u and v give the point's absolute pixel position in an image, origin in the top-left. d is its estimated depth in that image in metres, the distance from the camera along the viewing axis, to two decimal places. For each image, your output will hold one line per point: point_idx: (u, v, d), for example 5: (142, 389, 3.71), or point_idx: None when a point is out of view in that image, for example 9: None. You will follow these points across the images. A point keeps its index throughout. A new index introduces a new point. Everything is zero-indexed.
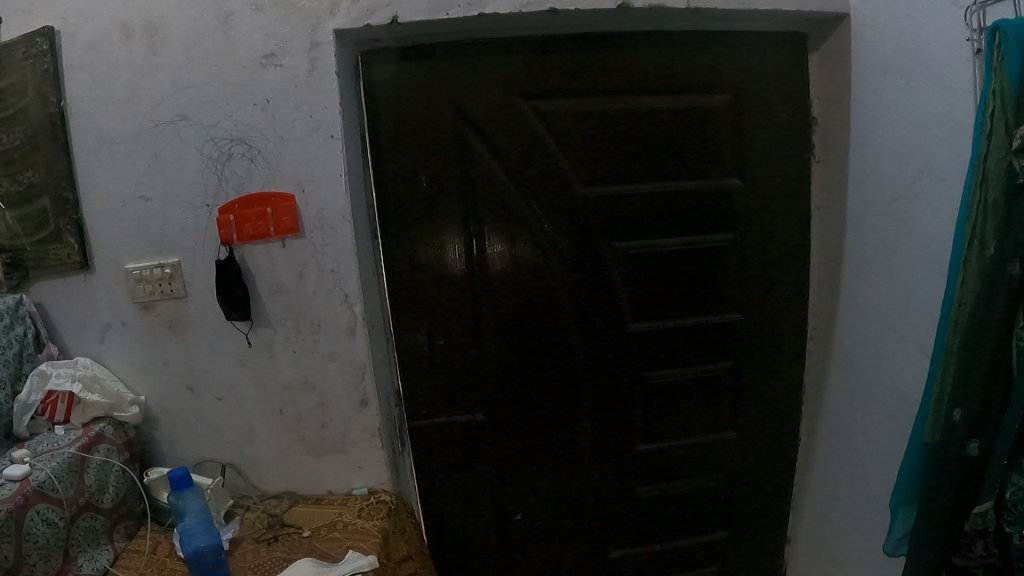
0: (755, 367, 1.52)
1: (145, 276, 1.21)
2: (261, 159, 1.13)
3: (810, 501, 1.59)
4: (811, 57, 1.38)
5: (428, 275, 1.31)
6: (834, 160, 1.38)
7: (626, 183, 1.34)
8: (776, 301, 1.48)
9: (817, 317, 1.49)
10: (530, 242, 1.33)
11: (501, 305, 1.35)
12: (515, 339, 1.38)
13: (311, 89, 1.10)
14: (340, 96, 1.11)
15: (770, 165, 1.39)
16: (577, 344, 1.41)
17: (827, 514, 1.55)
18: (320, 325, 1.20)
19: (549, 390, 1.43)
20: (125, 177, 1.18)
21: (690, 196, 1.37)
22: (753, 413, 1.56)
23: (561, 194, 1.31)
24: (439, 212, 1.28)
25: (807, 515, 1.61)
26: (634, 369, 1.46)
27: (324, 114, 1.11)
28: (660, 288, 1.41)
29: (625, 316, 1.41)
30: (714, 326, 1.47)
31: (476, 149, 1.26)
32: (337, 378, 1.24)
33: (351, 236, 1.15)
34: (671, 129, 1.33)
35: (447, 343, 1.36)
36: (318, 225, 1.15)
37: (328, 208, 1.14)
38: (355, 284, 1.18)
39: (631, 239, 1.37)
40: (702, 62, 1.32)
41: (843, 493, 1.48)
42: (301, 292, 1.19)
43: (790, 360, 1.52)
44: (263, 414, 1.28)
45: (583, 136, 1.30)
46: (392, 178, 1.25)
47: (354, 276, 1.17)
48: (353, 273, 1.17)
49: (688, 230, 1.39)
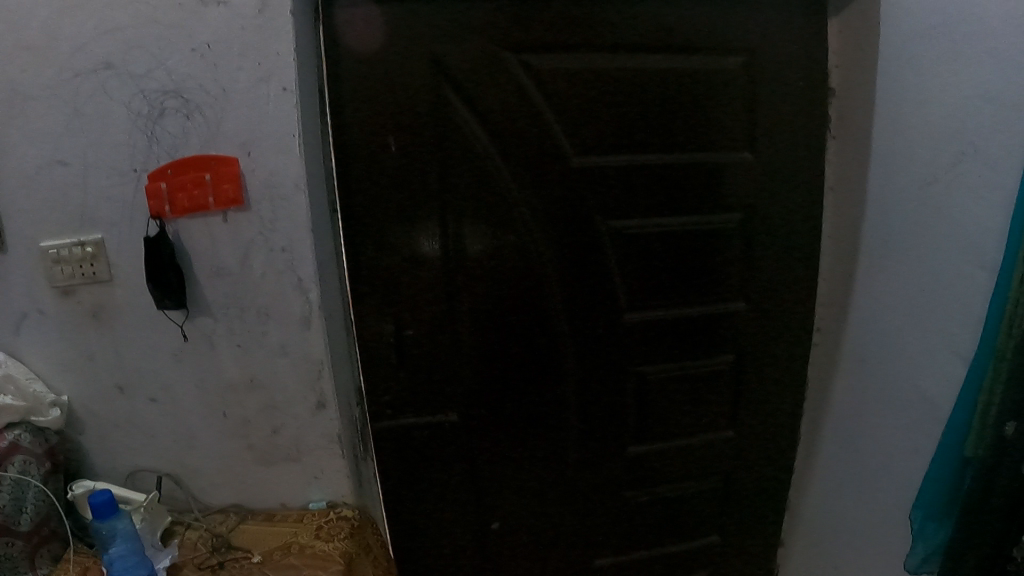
0: (758, 363, 1.32)
1: (63, 256, 1.02)
2: (199, 117, 0.92)
3: (803, 510, 1.44)
4: (829, 22, 1.18)
5: (393, 256, 1.11)
6: (852, 138, 1.18)
7: (625, 155, 1.12)
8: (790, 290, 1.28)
9: (827, 309, 1.30)
10: (511, 219, 1.12)
11: (473, 290, 1.14)
12: (493, 330, 1.17)
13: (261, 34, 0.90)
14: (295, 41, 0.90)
15: (787, 138, 1.19)
16: (566, 338, 1.20)
17: (824, 526, 1.38)
18: (269, 314, 1.02)
19: (533, 392, 1.22)
20: (35, 135, 0.96)
21: (688, 171, 1.15)
22: (756, 414, 1.37)
23: (548, 163, 1.10)
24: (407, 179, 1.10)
25: (800, 523, 1.45)
26: (631, 370, 1.25)
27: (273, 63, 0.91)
28: (658, 275, 1.19)
29: (619, 303, 1.20)
30: (720, 318, 1.26)
31: (450, 107, 1.05)
32: (292, 377, 1.05)
33: (307, 210, 0.96)
34: (680, 94, 1.12)
35: (413, 336, 1.15)
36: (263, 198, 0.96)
37: (280, 174, 0.95)
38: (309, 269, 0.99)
39: (628, 217, 1.15)
40: (724, 15, 1.10)
41: (846, 507, 1.31)
42: (247, 275, 0.99)
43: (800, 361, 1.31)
44: (203, 418, 1.10)
45: (577, 97, 1.08)
46: (346, 135, 1.04)
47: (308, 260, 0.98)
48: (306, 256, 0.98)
49: (688, 208, 1.17)
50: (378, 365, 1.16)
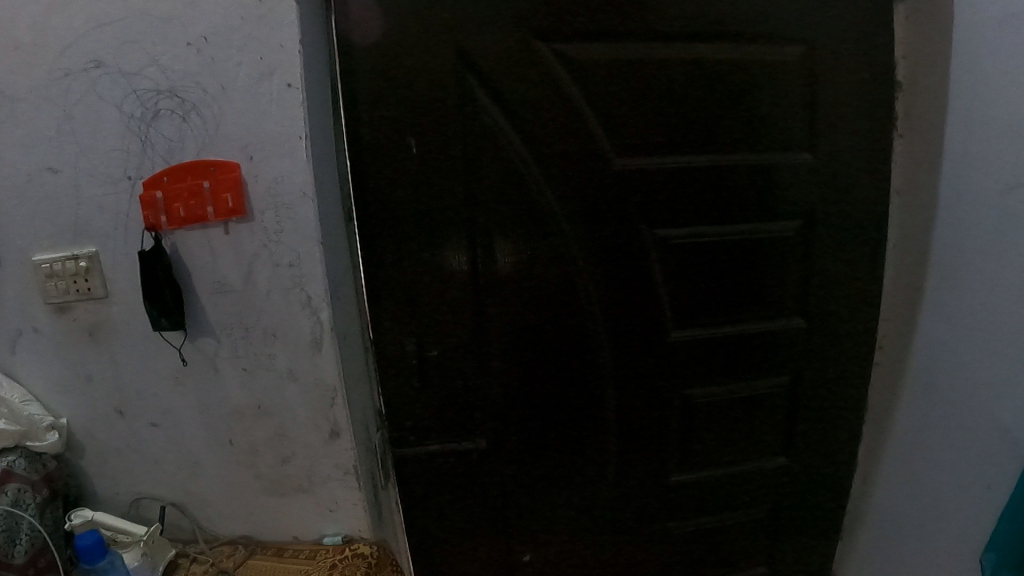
0: (820, 389, 1.17)
1: (56, 271, 0.94)
2: (196, 117, 0.81)
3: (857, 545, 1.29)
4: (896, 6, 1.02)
5: (416, 269, 1.00)
6: (917, 137, 1.03)
7: (672, 156, 1.00)
8: (860, 309, 1.12)
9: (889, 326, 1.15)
10: (545, 229, 1.01)
11: (503, 306, 1.04)
12: (526, 351, 1.06)
13: (260, 22, 0.78)
14: (302, 30, 0.78)
15: (859, 137, 1.03)
16: (605, 358, 1.08)
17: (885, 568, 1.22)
18: (276, 335, 0.89)
19: (569, 417, 1.11)
20: (25, 141, 0.88)
21: (742, 175, 1.02)
22: (815, 445, 1.22)
23: (586, 165, 0.99)
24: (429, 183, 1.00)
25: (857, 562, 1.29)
26: (676, 393, 1.13)
27: (278, 54, 0.78)
28: (707, 290, 1.07)
29: (665, 320, 1.08)
30: (775, 337, 1.12)
31: (476, 104, 0.94)
32: (302, 407, 0.93)
33: (316, 220, 0.83)
34: (733, 87, 0.99)
35: (438, 356, 1.05)
36: (266, 201, 0.83)
37: (286, 180, 0.82)
38: (320, 283, 0.86)
39: (678, 225, 1.03)
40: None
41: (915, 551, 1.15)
42: (251, 292, 0.87)
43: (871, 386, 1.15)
44: (208, 443, 1.01)
45: (617, 91, 0.96)
46: (363, 137, 0.94)
47: (319, 273, 0.85)
48: (317, 269, 0.85)
49: (742, 215, 1.04)
50: (399, 388, 1.06)
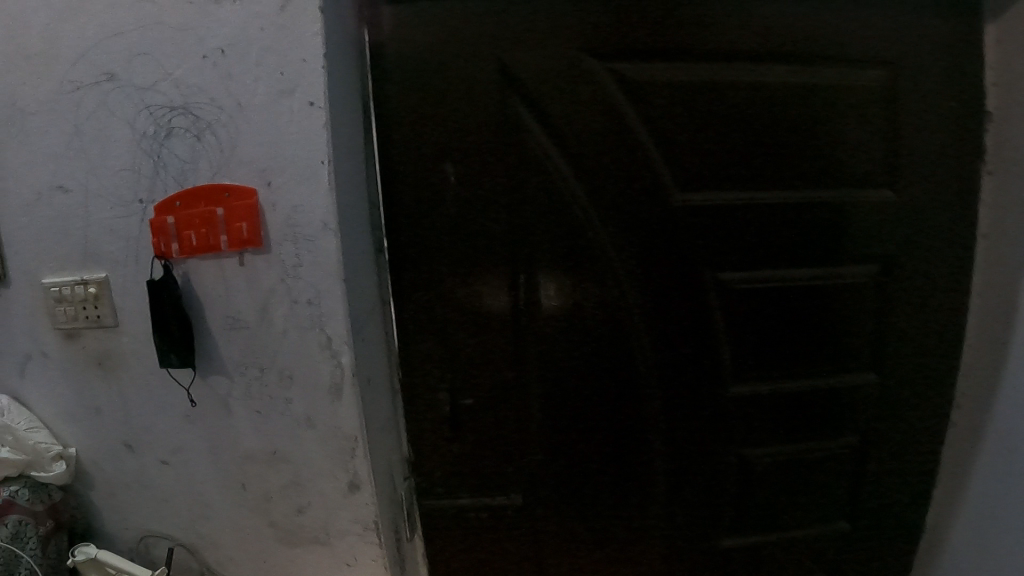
0: (902, 456, 1.03)
1: (65, 296, 0.87)
2: (210, 137, 0.74)
3: None
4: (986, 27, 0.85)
5: (449, 308, 0.92)
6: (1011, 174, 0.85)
7: (738, 190, 0.89)
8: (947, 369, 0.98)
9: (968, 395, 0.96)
10: (594, 267, 0.91)
11: (545, 349, 0.95)
12: (568, 399, 0.97)
13: (281, 34, 0.69)
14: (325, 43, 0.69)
15: (954, 174, 0.89)
16: (656, 410, 0.98)
17: None
18: (293, 378, 0.80)
19: (614, 471, 1.01)
20: (36, 156, 0.83)
21: (816, 213, 0.91)
22: (896, 520, 1.07)
23: (642, 199, 0.89)
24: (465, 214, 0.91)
25: None
26: (734, 450, 1.02)
27: (298, 69, 0.70)
28: (772, 339, 0.97)
29: (724, 372, 0.98)
30: (846, 395, 1.01)
31: (521, 129, 0.85)
32: (318, 455, 0.84)
33: (338, 255, 0.73)
34: (811, 115, 0.88)
35: (472, 401, 0.96)
36: (285, 231, 0.73)
37: (305, 208, 0.72)
38: (342, 323, 0.76)
39: (742, 268, 0.93)
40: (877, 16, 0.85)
41: None
42: (267, 330, 0.78)
43: (947, 454, 1.01)
44: (219, 485, 0.93)
45: (680, 117, 0.86)
46: (395, 163, 0.86)
47: (341, 312, 0.75)
48: (338, 307, 0.75)
49: (816, 259, 0.93)
50: (428, 434, 0.98)
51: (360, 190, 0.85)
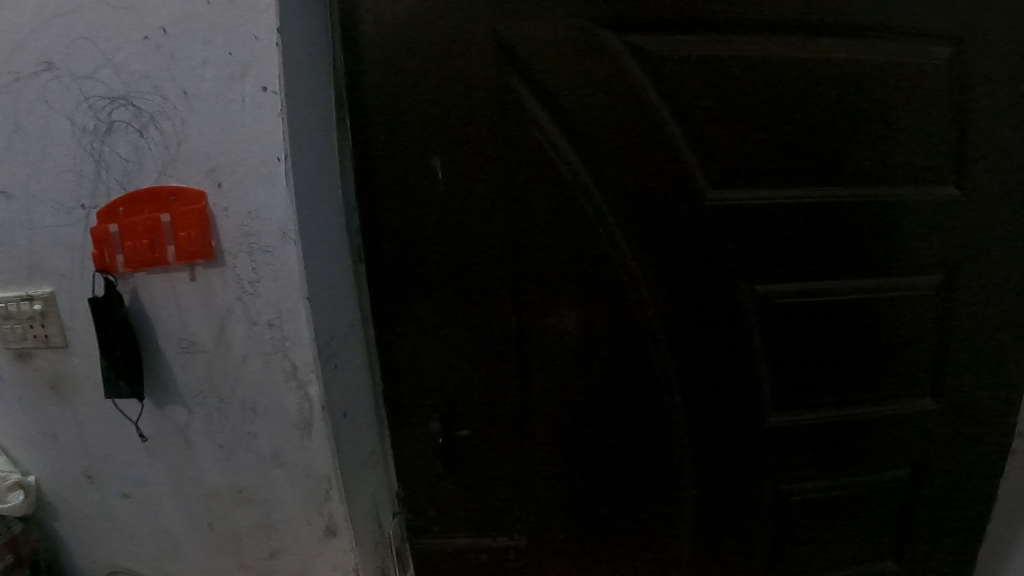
0: (957, 493, 0.91)
1: (11, 312, 0.77)
2: (154, 132, 0.63)
3: None
4: None
5: (443, 329, 0.81)
6: None
7: (780, 189, 0.77)
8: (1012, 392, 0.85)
9: None
10: (611, 279, 0.79)
11: (555, 373, 0.83)
12: (582, 427, 0.85)
13: (228, 9, 0.58)
14: (281, 16, 0.58)
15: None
16: (683, 439, 0.86)
17: None
18: (257, 411, 0.68)
19: (633, 507, 0.90)
20: None
21: (867, 217, 0.78)
22: (949, 562, 0.95)
23: (668, 199, 0.76)
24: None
25: None
26: (770, 485, 0.90)
27: (249, 49, 0.58)
28: (816, 361, 0.84)
29: (757, 400, 0.85)
30: (899, 425, 0.88)
31: (527, 119, 0.73)
32: (290, 495, 0.73)
33: (301, 268, 0.61)
34: (870, 100, 0.74)
35: (473, 429, 0.85)
36: (240, 242, 0.62)
37: (261, 213, 0.61)
38: (308, 348, 0.64)
39: (783, 279, 0.80)
40: None
41: None
42: (225, 357, 0.66)
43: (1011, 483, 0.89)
44: (186, 521, 0.83)
45: (713, 103, 0.74)
46: (381, 159, 0.74)
47: (306, 336, 0.63)
48: (304, 330, 0.63)
49: (871, 268, 0.80)
50: (424, 465, 0.87)
51: (332, 194, 0.74)
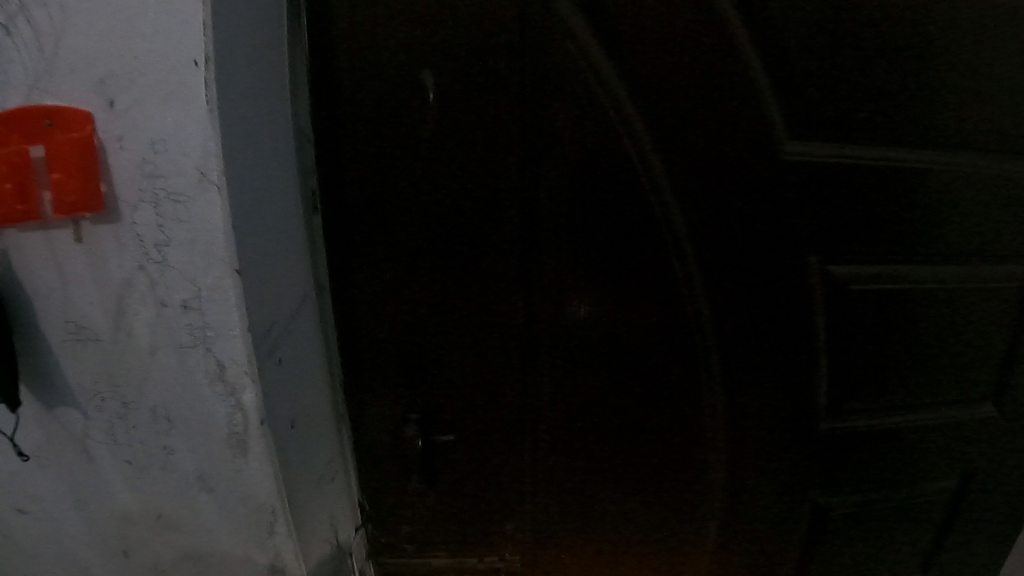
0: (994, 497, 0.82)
1: None
2: (20, 20, 0.40)
3: None
4: None
5: (432, 311, 0.63)
6: None
7: (874, 145, 0.60)
8: None
9: None
10: (652, 255, 0.63)
11: (568, 367, 0.67)
12: (596, 430, 0.70)
13: None
14: None
15: None
16: (718, 446, 0.72)
17: None
18: (174, 422, 0.50)
19: (648, 520, 0.76)
20: None
21: (964, 188, 0.63)
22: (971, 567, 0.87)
23: (731, 153, 0.60)
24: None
25: None
26: (810, 497, 0.76)
27: None
28: (887, 357, 0.69)
29: (811, 404, 0.71)
30: (955, 430, 0.76)
31: (564, 43, 0.55)
32: (222, 526, 0.56)
33: (226, 231, 0.41)
34: (1007, 39, 0.58)
35: (466, 434, 0.69)
36: (134, 183, 0.42)
37: (172, 149, 0.40)
38: (237, 345, 0.45)
39: (859, 258, 0.64)
40: None
41: None
42: (126, 349, 0.47)
43: None
44: (93, 550, 0.64)
45: (810, 29, 0.56)
46: (361, 87, 0.55)
47: (234, 328, 0.44)
48: (230, 319, 0.44)
49: (957, 249, 0.66)
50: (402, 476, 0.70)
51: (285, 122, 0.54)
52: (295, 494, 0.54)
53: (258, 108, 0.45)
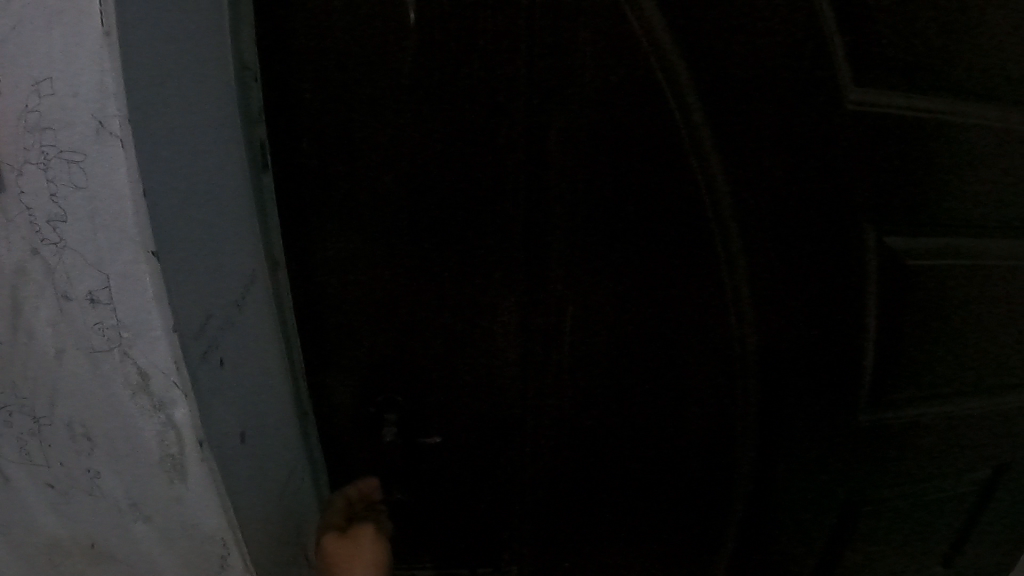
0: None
1: None
2: None
3: None
4: None
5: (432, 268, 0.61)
6: None
7: (947, 102, 0.55)
8: None
9: None
10: (683, 210, 0.60)
11: (589, 329, 0.65)
12: (615, 393, 0.68)
13: None
14: None
15: None
16: (748, 415, 0.69)
17: None
18: (92, 441, 0.40)
19: (666, 489, 0.73)
20: None
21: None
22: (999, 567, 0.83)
23: (782, 103, 0.55)
24: (461, 125, 0.55)
25: None
26: (845, 488, 0.72)
27: None
28: (939, 332, 0.64)
29: (851, 388, 0.67)
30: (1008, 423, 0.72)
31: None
32: (160, 560, 0.46)
33: (138, 201, 0.32)
34: None
35: (482, 399, 0.68)
36: (11, 142, 0.32)
37: (52, 92, 0.31)
38: (156, 347, 0.35)
39: (916, 227, 0.60)
40: None
41: None
42: (20, 355, 0.38)
43: None
44: None
45: None
46: (365, 28, 0.51)
47: (154, 327, 0.35)
48: (148, 316, 0.34)
49: (1016, 222, 0.61)
50: (412, 438, 0.69)
51: (223, 70, 0.45)
52: (249, 520, 0.45)
53: (163, 42, 0.34)
